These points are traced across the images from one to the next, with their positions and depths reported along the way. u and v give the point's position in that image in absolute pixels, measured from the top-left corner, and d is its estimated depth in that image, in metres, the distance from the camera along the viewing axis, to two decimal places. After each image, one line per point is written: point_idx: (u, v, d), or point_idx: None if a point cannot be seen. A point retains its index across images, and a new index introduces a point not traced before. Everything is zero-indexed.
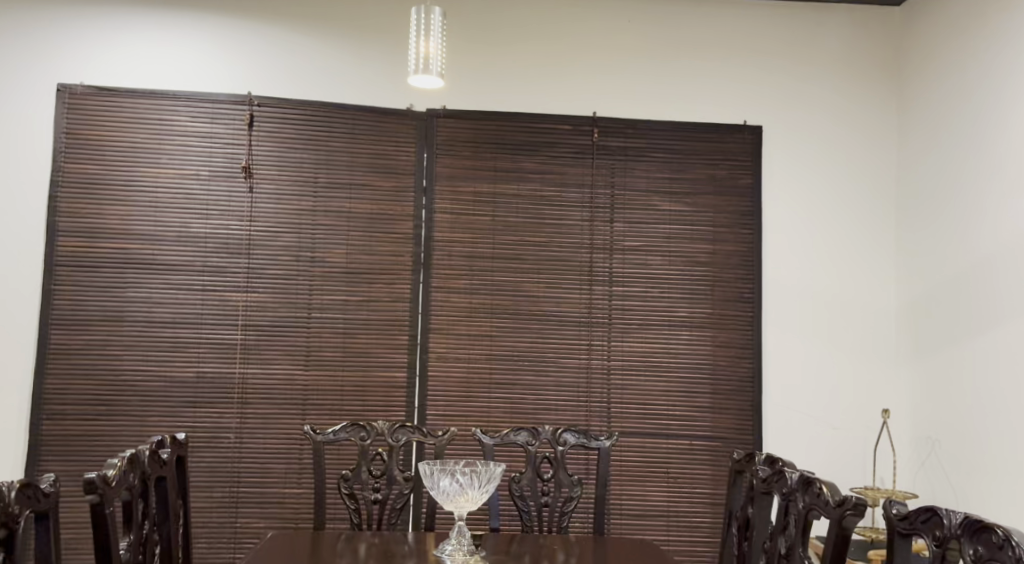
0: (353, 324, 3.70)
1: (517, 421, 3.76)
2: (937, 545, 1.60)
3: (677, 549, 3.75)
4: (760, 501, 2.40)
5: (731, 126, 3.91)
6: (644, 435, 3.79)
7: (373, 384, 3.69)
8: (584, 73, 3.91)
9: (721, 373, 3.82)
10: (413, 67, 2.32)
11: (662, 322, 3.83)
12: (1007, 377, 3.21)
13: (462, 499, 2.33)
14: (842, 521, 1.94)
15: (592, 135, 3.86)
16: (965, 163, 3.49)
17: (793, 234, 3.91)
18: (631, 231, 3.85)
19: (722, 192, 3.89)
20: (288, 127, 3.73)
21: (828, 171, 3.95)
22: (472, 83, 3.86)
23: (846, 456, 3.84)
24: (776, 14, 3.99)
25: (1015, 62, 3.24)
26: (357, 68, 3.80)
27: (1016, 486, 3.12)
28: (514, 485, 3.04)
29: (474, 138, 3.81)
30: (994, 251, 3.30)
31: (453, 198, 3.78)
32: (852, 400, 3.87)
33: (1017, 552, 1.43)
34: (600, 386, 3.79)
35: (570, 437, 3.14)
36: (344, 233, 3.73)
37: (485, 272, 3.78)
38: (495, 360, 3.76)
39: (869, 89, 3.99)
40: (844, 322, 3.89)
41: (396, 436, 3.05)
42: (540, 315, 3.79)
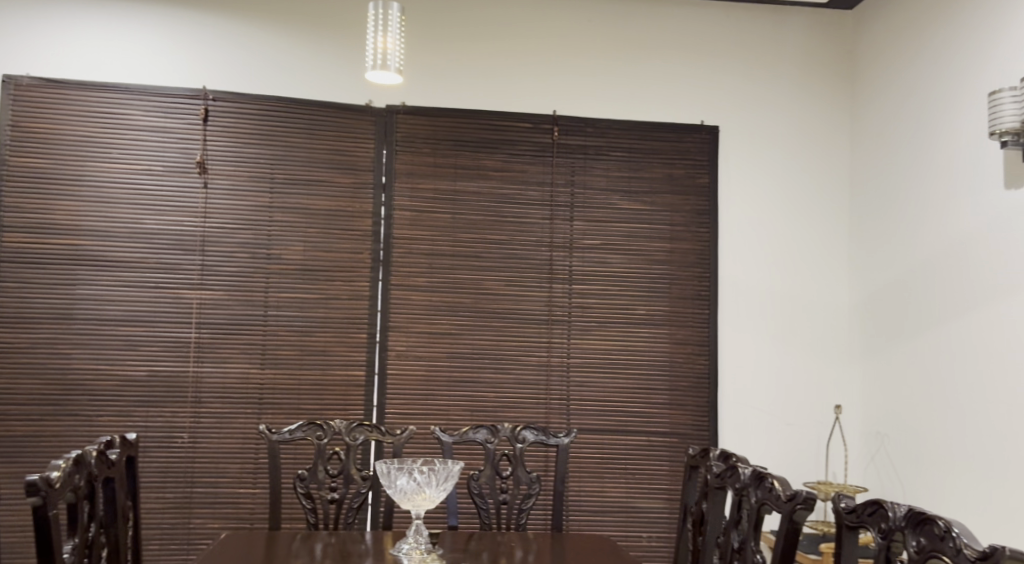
0: (310, 322, 3.67)
1: (476, 418, 3.75)
2: (881, 536, 1.62)
3: (634, 544, 3.77)
4: (714, 496, 2.42)
5: (689, 127, 3.94)
6: (602, 432, 3.81)
7: (330, 382, 3.66)
8: (544, 71, 3.92)
9: (679, 370, 3.85)
10: (371, 62, 2.30)
11: (621, 319, 3.84)
12: (954, 372, 3.27)
13: (419, 497, 2.32)
14: (793, 515, 1.96)
15: (552, 133, 3.87)
16: (914, 162, 3.55)
17: (747, 232, 3.95)
18: (591, 229, 3.87)
19: (681, 191, 3.92)
20: (244, 123, 3.68)
21: (782, 170, 4.00)
22: (431, 80, 3.85)
23: (800, 451, 3.89)
24: (732, 16, 4.02)
25: (963, 63, 3.30)
26: (315, 64, 3.77)
27: (961, 480, 3.19)
28: (473, 482, 3.00)
29: (433, 135, 3.80)
30: (940, 249, 3.37)
31: (413, 195, 3.76)
32: (805, 396, 3.92)
33: (958, 543, 1.46)
34: (560, 384, 3.80)
35: (530, 434, 3.13)
36: (301, 230, 3.70)
37: (445, 270, 3.77)
38: (454, 358, 3.75)
39: (823, 90, 4.04)
40: (797, 319, 3.95)
41: (353, 434, 3.02)
42: (498, 313, 3.79)
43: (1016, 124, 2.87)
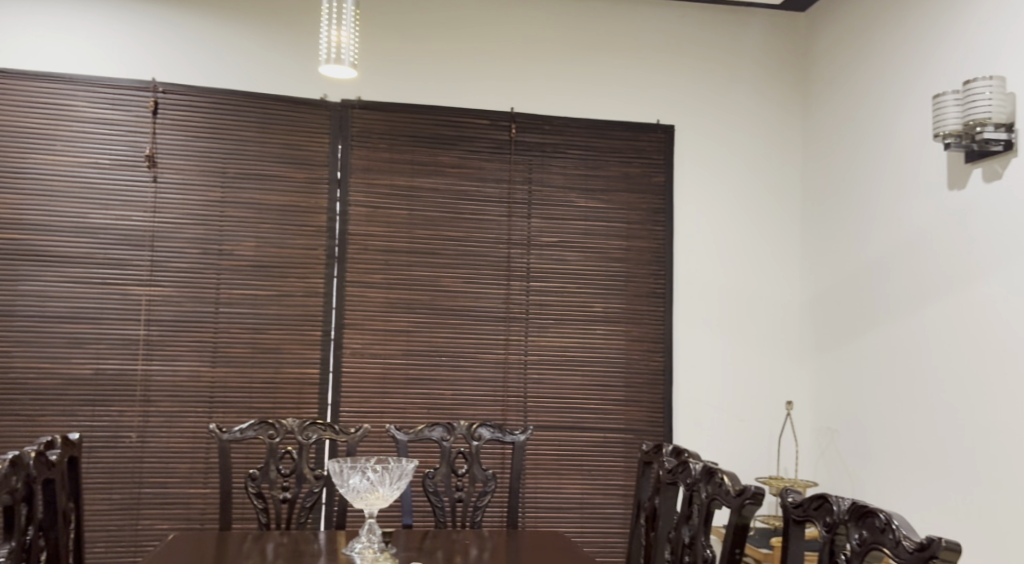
0: (263, 319, 3.61)
1: (433, 416, 3.73)
2: (827, 530, 1.63)
3: (590, 541, 3.78)
4: (666, 491, 2.43)
5: (646, 126, 3.96)
6: (558, 429, 3.81)
7: (284, 380, 3.62)
8: (501, 68, 3.90)
9: (634, 367, 3.87)
10: (325, 56, 2.27)
11: (578, 316, 3.85)
12: (901, 367, 3.32)
13: (372, 495, 2.29)
14: (742, 509, 1.97)
15: (509, 130, 3.86)
16: (863, 163, 3.61)
17: (702, 230, 3.98)
18: (548, 226, 3.86)
19: (637, 189, 3.93)
20: (195, 116, 3.62)
21: (736, 169, 4.03)
22: (387, 75, 3.81)
23: (752, 447, 3.93)
24: (688, 15, 4.05)
25: (909, 65, 3.37)
26: (269, 58, 3.71)
27: (906, 474, 3.25)
28: (428, 480, 2.98)
29: (390, 131, 3.77)
30: (889, 247, 3.42)
31: (369, 190, 3.73)
32: (758, 392, 3.96)
33: (897, 535, 1.47)
34: (516, 381, 3.80)
35: (486, 431, 3.11)
36: (254, 225, 3.64)
37: (401, 267, 3.74)
38: (410, 356, 3.73)
39: (776, 90, 4.09)
40: (749, 316, 3.99)
41: (307, 433, 2.97)
42: (455, 309, 3.77)
43: (958, 127, 2.90)
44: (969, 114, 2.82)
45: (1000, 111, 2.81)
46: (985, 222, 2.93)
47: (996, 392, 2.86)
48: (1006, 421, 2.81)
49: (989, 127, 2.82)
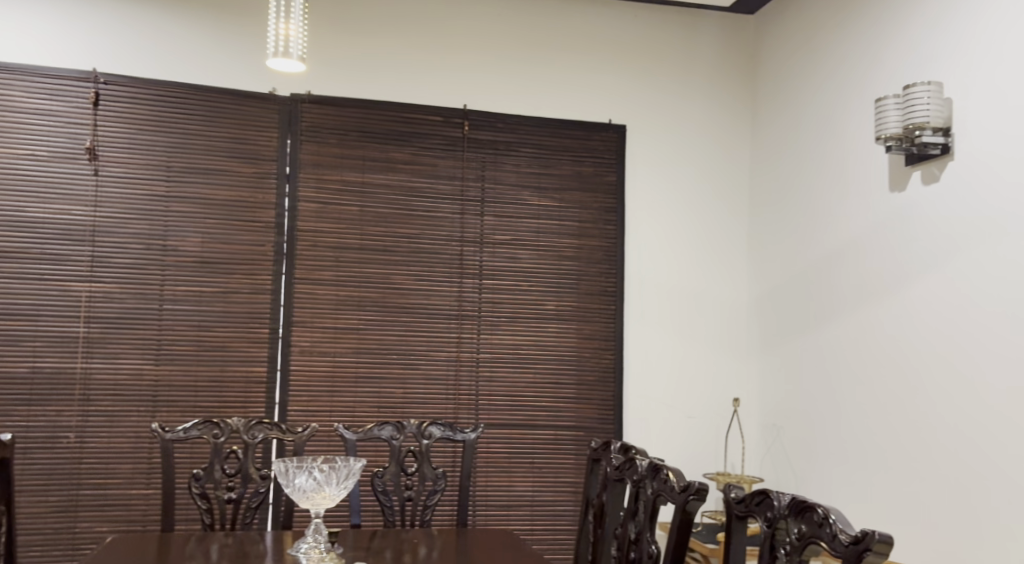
0: (209, 316, 3.55)
1: (383, 415, 3.70)
2: (767, 525, 1.65)
3: (540, 538, 3.78)
4: (613, 488, 2.43)
5: (598, 125, 3.96)
6: (509, 427, 3.80)
7: (230, 379, 3.55)
8: (454, 65, 3.88)
9: (586, 365, 3.88)
10: (273, 49, 2.23)
11: (530, 314, 3.85)
12: (845, 365, 3.37)
13: (319, 495, 2.25)
14: (686, 505, 1.97)
15: (462, 127, 3.84)
16: (809, 164, 3.65)
17: (652, 229, 4.00)
18: (500, 224, 3.85)
19: (590, 188, 3.94)
20: (139, 108, 3.54)
21: (686, 169, 4.06)
22: (338, 70, 3.77)
23: (700, 444, 3.97)
24: (639, 16, 4.07)
25: (855, 67, 3.41)
26: (216, 50, 3.64)
27: (850, 470, 3.29)
28: (377, 479, 2.94)
29: (340, 126, 3.72)
30: (834, 247, 3.46)
31: (318, 186, 3.68)
32: (706, 390, 4.00)
33: (834, 529, 1.49)
34: (468, 379, 3.78)
35: (436, 429, 3.07)
36: (200, 220, 3.57)
37: (352, 264, 3.70)
38: (361, 354, 3.69)
39: (725, 91, 4.13)
40: (698, 314, 4.02)
41: (252, 432, 2.91)
42: (406, 307, 3.74)
43: (899, 131, 2.93)
44: (909, 118, 2.84)
45: (939, 115, 2.85)
46: (925, 224, 2.98)
47: (933, 392, 2.91)
48: (943, 421, 2.86)
49: (927, 131, 2.88)
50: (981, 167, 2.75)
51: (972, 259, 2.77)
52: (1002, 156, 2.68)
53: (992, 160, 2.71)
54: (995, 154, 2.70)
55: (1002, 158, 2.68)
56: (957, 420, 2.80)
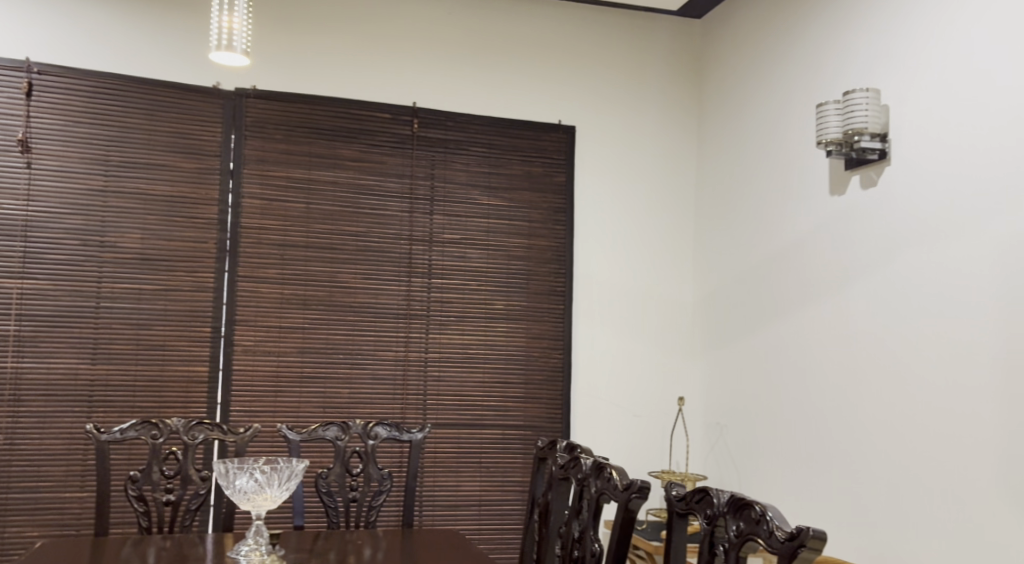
0: (149, 315, 3.46)
1: (329, 415, 3.64)
2: (706, 523, 1.65)
3: (487, 538, 3.76)
4: (558, 487, 2.42)
5: (548, 125, 3.96)
6: (457, 427, 3.77)
7: (171, 378, 3.47)
8: (402, 62, 3.84)
9: (534, 365, 3.88)
10: (216, 42, 2.18)
11: (479, 314, 3.83)
12: (787, 365, 3.40)
13: (261, 498, 2.19)
14: (628, 504, 1.97)
15: (411, 125, 3.80)
16: (754, 166, 3.69)
17: (600, 229, 4.01)
18: (449, 223, 3.83)
19: (539, 188, 3.94)
20: (75, 100, 3.44)
21: (634, 170, 4.08)
22: (284, 66, 3.70)
23: (646, 443, 3.99)
24: (588, 17, 4.08)
25: (801, 71, 3.43)
26: (157, 41, 3.56)
27: (793, 468, 3.32)
28: (321, 480, 2.88)
29: (286, 122, 3.66)
30: (779, 248, 3.49)
31: (263, 182, 3.62)
32: (652, 389, 4.02)
33: (771, 526, 1.49)
34: (416, 379, 3.74)
35: (383, 430, 3.01)
36: (140, 216, 3.48)
37: (298, 262, 3.64)
38: (306, 354, 3.64)
39: (672, 92, 4.16)
40: (645, 314, 4.04)
41: (192, 433, 2.82)
42: (353, 306, 3.69)
43: (839, 135, 2.95)
44: (848, 124, 2.91)
45: (876, 121, 2.91)
46: (864, 226, 3.03)
47: (871, 391, 2.95)
48: (879, 420, 2.91)
49: (865, 137, 2.93)
50: (916, 171, 2.81)
51: (909, 261, 2.82)
52: (934, 161, 2.74)
53: (926, 164, 2.77)
54: (928, 158, 2.76)
55: (935, 162, 2.74)
56: (891, 419, 2.86)
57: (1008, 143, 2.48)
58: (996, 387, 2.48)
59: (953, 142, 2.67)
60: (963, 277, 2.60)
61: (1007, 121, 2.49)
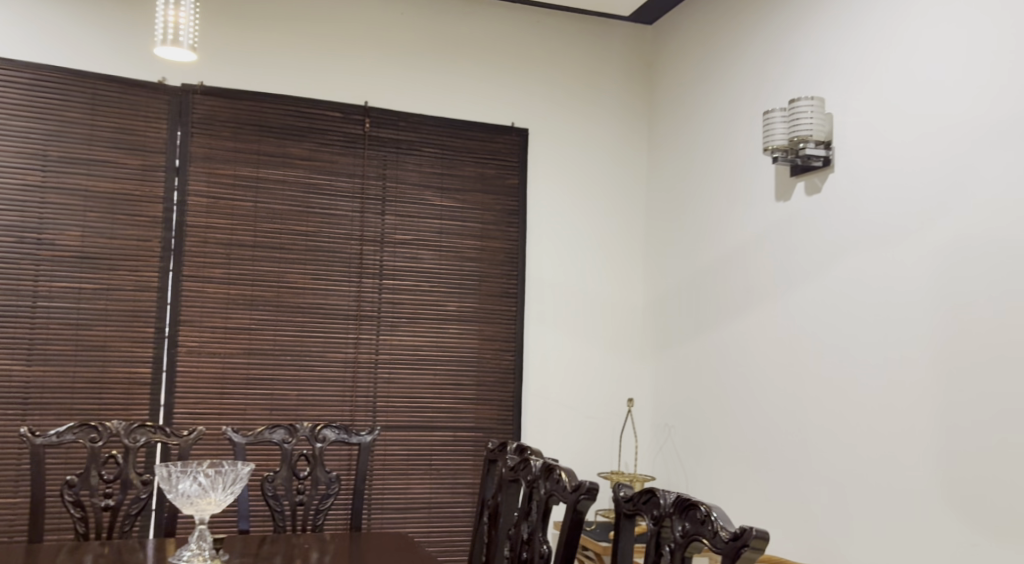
0: (89, 315, 3.37)
1: (275, 418, 3.59)
2: (653, 523, 1.65)
3: (436, 540, 3.74)
4: (508, 489, 2.41)
5: (500, 127, 3.96)
6: (407, 429, 3.75)
7: (111, 380, 3.38)
8: (353, 62, 3.80)
9: (486, 367, 3.86)
10: (161, 37, 2.13)
11: (430, 315, 3.80)
12: (735, 367, 3.43)
13: (204, 502, 2.13)
14: (577, 504, 1.96)
15: (363, 125, 3.76)
16: (703, 170, 3.72)
17: (552, 231, 4.01)
18: (401, 223, 3.80)
19: (492, 190, 3.93)
20: (11, 92, 3.33)
21: (585, 173, 4.09)
22: (232, 63, 3.64)
23: (596, 444, 4.00)
24: (540, 21, 4.08)
25: (749, 79, 3.47)
26: (100, 34, 3.47)
27: (741, 470, 3.35)
28: (266, 484, 2.81)
29: (235, 120, 3.60)
30: (728, 252, 3.51)
31: (210, 180, 3.55)
32: (602, 390, 4.03)
33: (716, 526, 1.50)
34: (365, 381, 3.71)
35: (331, 433, 2.95)
36: (80, 214, 3.39)
37: (246, 262, 3.58)
38: (253, 355, 3.58)
39: (623, 97, 4.18)
40: (595, 317, 4.05)
41: (133, 436, 2.74)
42: (302, 307, 3.64)
43: (784, 142, 3.00)
44: (794, 131, 2.94)
45: (820, 129, 2.94)
46: (809, 231, 3.07)
47: (816, 392, 2.99)
48: (823, 421, 2.95)
49: (810, 144, 2.96)
50: (859, 178, 2.85)
51: (852, 265, 2.86)
52: (876, 166, 2.79)
53: (867, 169, 2.82)
54: (870, 163, 2.81)
55: (876, 167, 2.79)
56: (834, 420, 2.90)
57: (946, 150, 2.54)
58: (932, 386, 2.53)
59: (895, 149, 2.72)
60: (902, 280, 2.65)
61: (946, 130, 2.54)
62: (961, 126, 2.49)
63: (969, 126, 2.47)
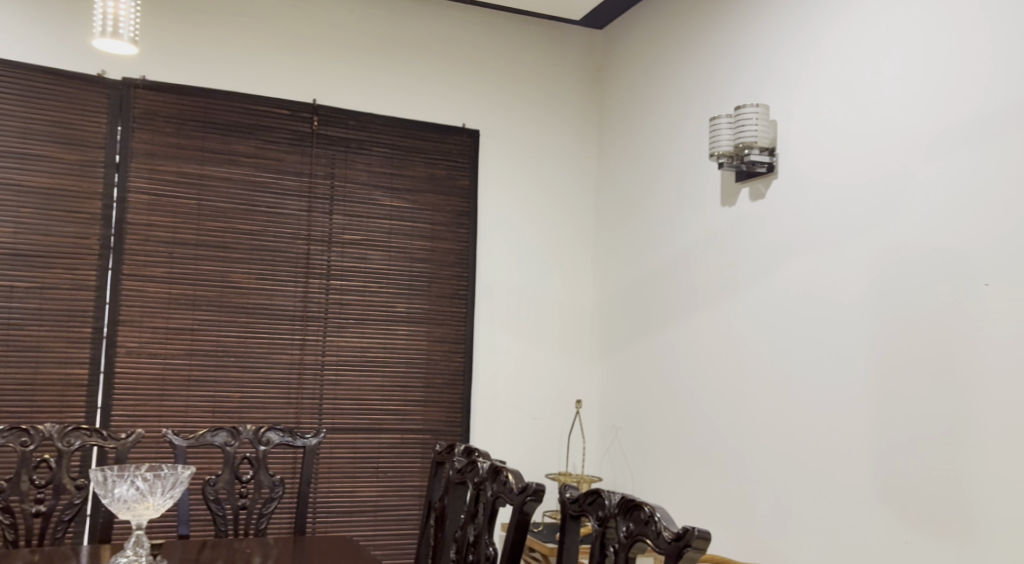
0: (22, 314, 3.26)
1: (218, 420, 3.52)
2: (598, 524, 1.64)
3: (382, 543, 3.70)
4: (455, 491, 2.38)
5: (451, 128, 3.93)
6: (354, 431, 3.70)
7: (45, 381, 3.28)
8: (301, 59, 3.75)
9: (435, 368, 3.83)
10: (99, 28, 2.06)
11: (379, 316, 3.76)
12: (680, 370, 3.45)
13: (141, 507, 2.06)
14: (524, 506, 1.94)
15: (311, 123, 3.71)
16: (651, 175, 3.73)
17: (500, 233, 3.99)
18: (350, 223, 3.75)
19: (443, 191, 3.90)
20: None
21: (533, 175, 4.08)
22: (176, 57, 3.55)
23: (544, 446, 4.00)
24: (490, 23, 4.07)
25: (697, 85, 3.49)
26: (37, 25, 3.36)
27: (685, 471, 3.37)
28: (207, 487, 2.73)
29: (178, 115, 3.52)
30: (673, 257, 3.54)
31: (152, 177, 3.46)
32: (550, 392, 4.03)
33: (660, 526, 1.49)
34: (312, 382, 3.65)
35: (275, 435, 2.88)
36: (13, 209, 3.27)
37: (189, 261, 3.50)
38: (195, 356, 3.50)
39: (572, 101, 4.19)
40: (544, 319, 4.04)
41: (68, 439, 2.65)
42: (247, 307, 3.57)
43: (730, 149, 3.01)
44: (739, 138, 2.97)
45: (764, 135, 2.97)
46: (752, 236, 3.10)
47: (757, 394, 3.02)
48: (765, 423, 2.98)
49: (755, 150, 2.99)
50: (802, 184, 2.89)
51: (794, 269, 2.89)
52: (819, 172, 2.82)
53: (810, 175, 2.86)
54: (813, 170, 2.85)
55: (819, 173, 2.83)
56: (776, 423, 2.93)
57: (887, 157, 2.58)
58: (871, 389, 2.57)
59: (837, 156, 2.76)
60: (843, 285, 2.69)
61: (886, 138, 2.58)
62: (902, 135, 2.53)
63: (910, 135, 2.51)
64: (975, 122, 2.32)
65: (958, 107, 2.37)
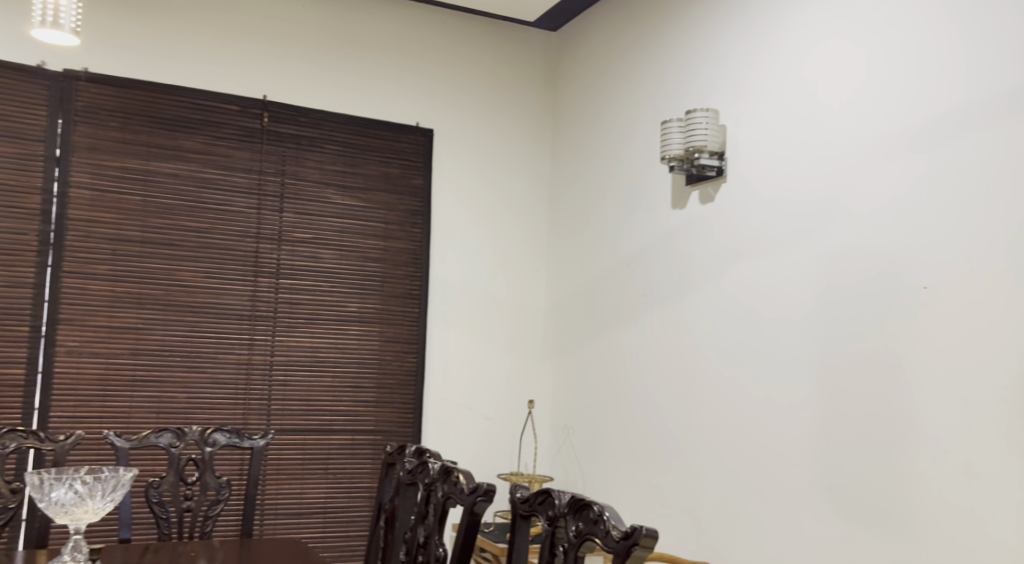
0: None
1: (163, 421, 3.43)
2: (548, 523, 1.62)
3: (331, 545, 3.64)
4: (405, 492, 2.35)
5: (404, 126, 3.89)
6: (304, 432, 3.64)
7: None
8: (251, 53, 3.68)
9: (386, 369, 3.79)
10: (39, 18, 2.00)
11: (330, 316, 3.71)
12: (631, 371, 3.45)
13: (80, 511, 1.99)
14: (475, 507, 1.92)
15: (261, 119, 3.64)
16: (603, 177, 3.74)
17: (452, 233, 3.96)
18: (300, 221, 3.69)
19: (396, 189, 3.86)
20: None
21: (486, 175, 4.06)
22: (120, 50, 3.46)
23: (495, 446, 3.98)
24: (444, 21, 4.04)
25: (649, 89, 3.51)
26: None
27: (635, 472, 3.37)
28: (151, 489, 2.67)
29: (122, 109, 3.43)
30: (625, 259, 3.54)
31: (94, 172, 3.37)
32: (501, 392, 4.01)
33: (608, 525, 1.48)
34: (260, 382, 3.58)
35: (222, 436, 2.82)
36: None
37: (133, 258, 3.41)
38: (139, 356, 3.41)
39: (525, 101, 4.18)
40: (496, 319, 4.02)
41: (3, 441, 2.56)
42: (194, 306, 3.49)
43: (680, 152, 3.01)
44: (689, 141, 2.98)
45: (714, 139, 2.99)
46: (701, 239, 3.11)
47: (706, 395, 3.04)
48: (714, 423, 2.99)
49: (705, 154, 3.01)
50: (751, 187, 2.91)
51: (742, 271, 2.91)
52: (767, 176, 2.85)
53: (758, 179, 2.88)
54: (761, 174, 2.87)
55: (767, 177, 2.85)
56: (724, 424, 2.94)
57: (834, 162, 2.60)
58: (816, 388, 2.59)
59: (785, 160, 2.78)
60: (790, 287, 2.71)
61: (833, 143, 2.61)
62: (848, 141, 2.56)
63: (855, 141, 2.54)
64: (916, 128, 2.36)
65: (904, 113, 2.40)
